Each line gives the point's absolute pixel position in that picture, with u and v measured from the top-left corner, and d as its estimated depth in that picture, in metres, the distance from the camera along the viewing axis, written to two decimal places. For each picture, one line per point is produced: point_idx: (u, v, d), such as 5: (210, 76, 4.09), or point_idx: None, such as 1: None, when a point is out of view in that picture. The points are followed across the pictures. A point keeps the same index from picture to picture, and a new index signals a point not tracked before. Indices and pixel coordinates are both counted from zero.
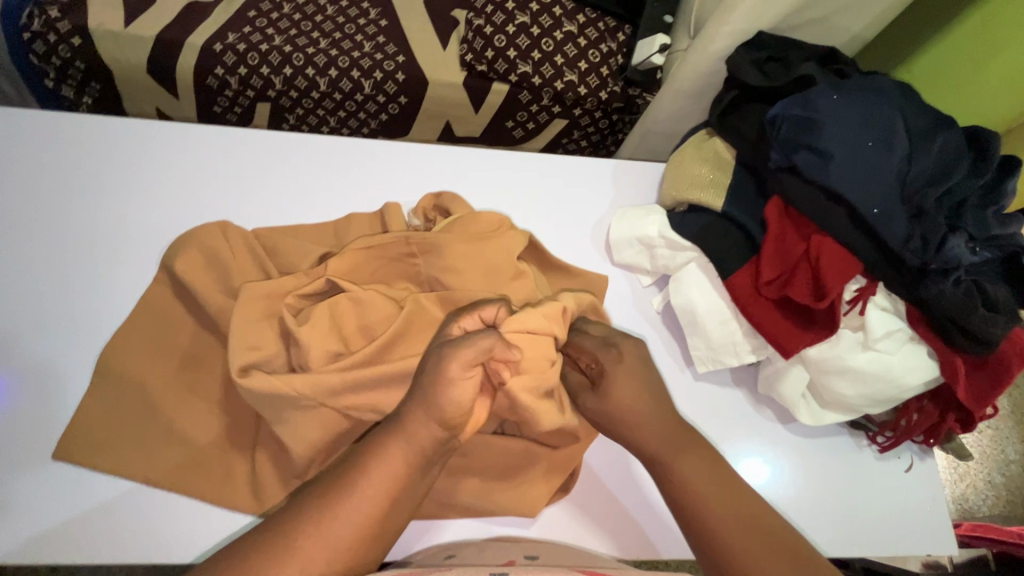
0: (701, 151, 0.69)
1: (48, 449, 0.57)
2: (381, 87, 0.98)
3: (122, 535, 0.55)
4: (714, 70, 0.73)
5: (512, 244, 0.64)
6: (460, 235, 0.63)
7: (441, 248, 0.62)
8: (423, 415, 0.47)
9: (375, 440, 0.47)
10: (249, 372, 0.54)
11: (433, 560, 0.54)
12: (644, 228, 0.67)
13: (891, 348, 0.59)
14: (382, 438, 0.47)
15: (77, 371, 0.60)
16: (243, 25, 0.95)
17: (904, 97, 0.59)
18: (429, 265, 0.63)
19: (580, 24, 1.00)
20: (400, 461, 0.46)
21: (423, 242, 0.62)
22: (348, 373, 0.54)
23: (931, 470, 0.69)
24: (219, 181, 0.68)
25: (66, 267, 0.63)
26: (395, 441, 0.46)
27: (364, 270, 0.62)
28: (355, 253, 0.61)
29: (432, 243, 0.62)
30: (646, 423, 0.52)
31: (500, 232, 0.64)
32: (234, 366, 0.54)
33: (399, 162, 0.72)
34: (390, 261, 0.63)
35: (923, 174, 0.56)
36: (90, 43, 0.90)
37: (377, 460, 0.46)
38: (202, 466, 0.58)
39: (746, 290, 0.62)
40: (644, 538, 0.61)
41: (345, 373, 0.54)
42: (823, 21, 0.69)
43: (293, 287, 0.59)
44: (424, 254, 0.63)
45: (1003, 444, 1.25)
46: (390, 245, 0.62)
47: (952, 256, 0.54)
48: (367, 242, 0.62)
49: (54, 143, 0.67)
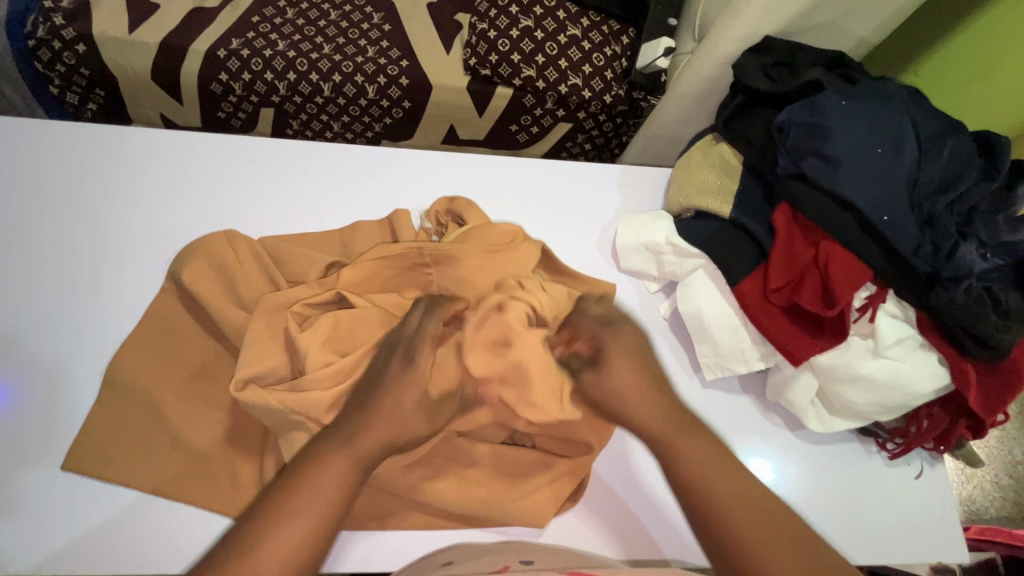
0: (707, 158, 0.68)
1: (57, 459, 0.57)
2: (385, 92, 0.98)
3: (131, 545, 0.55)
4: (719, 74, 0.73)
5: (527, 256, 0.64)
6: (475, 247, 0.62)
7: (456, 259, 0.62)
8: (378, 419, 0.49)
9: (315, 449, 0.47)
10: (247, 385, 0.53)
11: (430, 567, 0.53)
12: (652, 235, 0.67)
13: (901, 355, 0.58)
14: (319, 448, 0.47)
15: (84, 381, 0.60)
16: (246, 31, 0.95)
17: (913, 102, 0.58)
18: (443, 276, 0.62)
19: (583, 28, 1.00)
20: (348, 457, 0.47)
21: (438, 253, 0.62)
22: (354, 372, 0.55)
23: (941, 477, 0.68)
24: (224, 190, 0.68)
25: (73, 277, 0.63)
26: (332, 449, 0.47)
27: (378, 278, 0.62)
28: (371, 263, 0.61)
29: (444, 250, 0.62)
30: (651, 419, 0.53)
31: (513, 245, 0.63)
32: (235, 377, 0.53)
33: (404, 169, 0.72)
34: (406, 271, 0.63)
35: (933, 180, 0.55)
36: (94, 50, 0.91)
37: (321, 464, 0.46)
38: (211, 476, 0.58)
39: (754, 297, 0.62)
40: (654, 543, 0.61)
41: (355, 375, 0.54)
42: (830, 25, 0.68)
43: (302, 296, 0.59)
44: (438, 266, 0.62)
45: (1011, 445, 1.24)
46: (403, 255, 0.62)
47: (964, 263, 0.53)
48: (380, 252, 0.62)
49: (60, 152, 0.67)
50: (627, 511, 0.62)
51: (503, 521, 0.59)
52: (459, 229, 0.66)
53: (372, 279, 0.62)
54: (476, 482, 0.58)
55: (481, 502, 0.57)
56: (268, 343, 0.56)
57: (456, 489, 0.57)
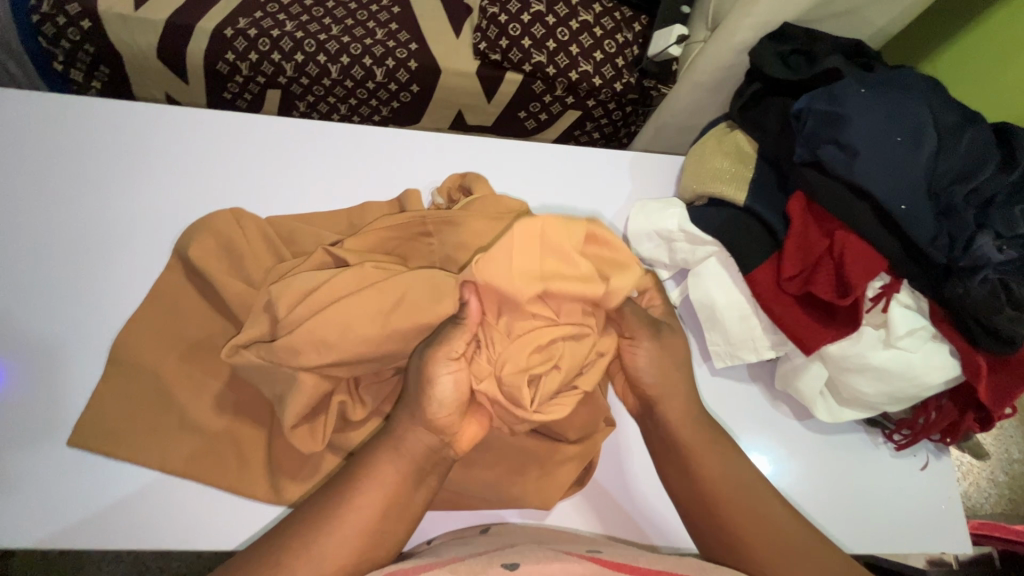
0: (723, 145, 0.68)
1: (64, 435, 0.57)
2: (394, 75, 0.97)
3: (140, 522, 0.56)
4: (735, 61, 0.72)
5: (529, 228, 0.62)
6: (477, 214, 0.62)
7: (458, 223, 0.62)
8: (414, 421, 0.49)
9: (370, 452, 0.48)
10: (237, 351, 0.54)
11: (445, 549, 0.54)
12: (664, 221, 0.66)
13: (913, 346, 0.58)
14: (380, 447, 0.49)
15: (88, 360, 0.59)
16: (254, 10, 0.93)
17: (932, 91, 0.58)
18: (442, 244, 0.63)
19: (596, 14, 0.99)
20: (386, 476, 0.47)
21: (438, 221, 0.62)
22: (349, 332, 0.52)
23: (947, 469, 0.69)
24: (231, 168, 0.67)
25: (77, 255, 0.62)
26: (390, 450, 0.48)
27: (381, 248, 0.63)
28: (379, 232, 0.62)
29: (449, 220, 0.62)
30: (687, 428, 0.56)
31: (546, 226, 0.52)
32: (226, 344, 0.53)
33: (414, 151, 0.71)
34: (407, 241, 0.64)
35: (950, 171, 0.55)
36: (99, 26, 0.89)
37: (364, 477, 0.47)
38: (218, 453, 0.58)
39: (767, 286, 0.61)
40: (659, 527, 0.61)
41: (343, 338, 0.52)
42: (849, 13, 0.67)
43: (294, 268, 0.60)
44: (439, 234, 0.63)
45: (1008, 443, 1.25)
46: (407, 225, 0.63)
47: (980, 255, 0.53)
48: (385, 222, 0.63)
49: (67, 129, 0.66)
50: (636, 497, 0.62)
51: (509, 504, 0.59)
52: (464, 200, 0.65)
53: (379, 247, 0.63)
54: (482, 467, 0.59)
55: (485, 486, 0.58)
56: (261, 313, 0.56)
57: (464, 473, 0.58)
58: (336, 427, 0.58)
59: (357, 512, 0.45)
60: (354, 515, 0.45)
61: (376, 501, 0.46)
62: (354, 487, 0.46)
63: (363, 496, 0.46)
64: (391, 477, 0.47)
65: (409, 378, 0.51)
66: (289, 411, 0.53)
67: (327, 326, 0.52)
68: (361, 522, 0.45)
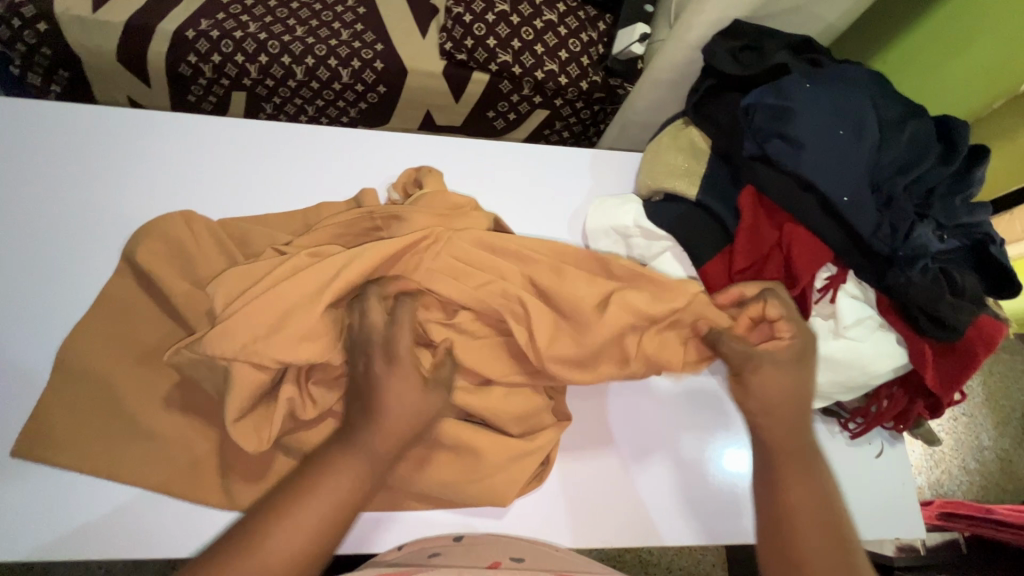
0: (677, 141, 0.68)
1: (8, 445, 0.56)
2: (359, 76, 0.97)
3: (88, 533, 0.54)
4: (690, 59, 0.73)
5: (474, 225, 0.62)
6: (424, 209, 0.62)
7: (406, 218, 0.61)
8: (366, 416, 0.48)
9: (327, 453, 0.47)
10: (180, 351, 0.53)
11: (415, 558, 0.53)
12: (621, 217, 0.67)
13: (859, 335, 0.60)
14: (340, 446, 0.48)
15: (35, 368, 0.58)
16: (216, 11, 0.92)
17: (877, 86, 0.59)
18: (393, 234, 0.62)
19: (560, 13, 0.99)
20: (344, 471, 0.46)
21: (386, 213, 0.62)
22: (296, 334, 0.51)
23: (901, 456, 0.70)
24: (183, 171, 0.67)
25: (26, 261, 0.61)
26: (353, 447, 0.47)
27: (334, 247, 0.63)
28: (328, 228, 0.62)
29: (396, 214, 0.62)
30: None
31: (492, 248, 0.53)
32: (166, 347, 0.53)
33: (374, 152, 0.71)
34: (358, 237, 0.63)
35: (893, 164, 0.56)
36: (57, 30, 0.88)
37: (327, 475, 0.46)
38: (170, 460, 0.57)
39: (720, 278, 0.63)
40: (619, 520, 0.63)
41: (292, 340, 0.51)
42: (798, 10, 0.68)
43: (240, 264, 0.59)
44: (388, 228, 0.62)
45: (977, 431, 1.28)
46: (355, 221, 0.63)
47: (921, 244, 0.55)
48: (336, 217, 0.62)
49: (14, 134, 0.64)
50: (612, 485, 0.64)
51: (468, 502, 0.59)
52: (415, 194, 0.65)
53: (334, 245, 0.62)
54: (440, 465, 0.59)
55: (441, 484, 0.58)
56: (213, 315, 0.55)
57: (420, 471, 0.58)
58: (288, 428, 0.57)
59: (321, 502, 0.44)
60: (312, 517, 0.44)
61: (334, 501, 0.45)
62: (323, 474, 0.46)
63: (312, 502, 0.44)
64: (349, 474, 0.46)
65: (362, 382, 0.51)
66: (237, 410, 0.51)
67: (269, 323, 0.51)
68: (320, 508, 0.44)
